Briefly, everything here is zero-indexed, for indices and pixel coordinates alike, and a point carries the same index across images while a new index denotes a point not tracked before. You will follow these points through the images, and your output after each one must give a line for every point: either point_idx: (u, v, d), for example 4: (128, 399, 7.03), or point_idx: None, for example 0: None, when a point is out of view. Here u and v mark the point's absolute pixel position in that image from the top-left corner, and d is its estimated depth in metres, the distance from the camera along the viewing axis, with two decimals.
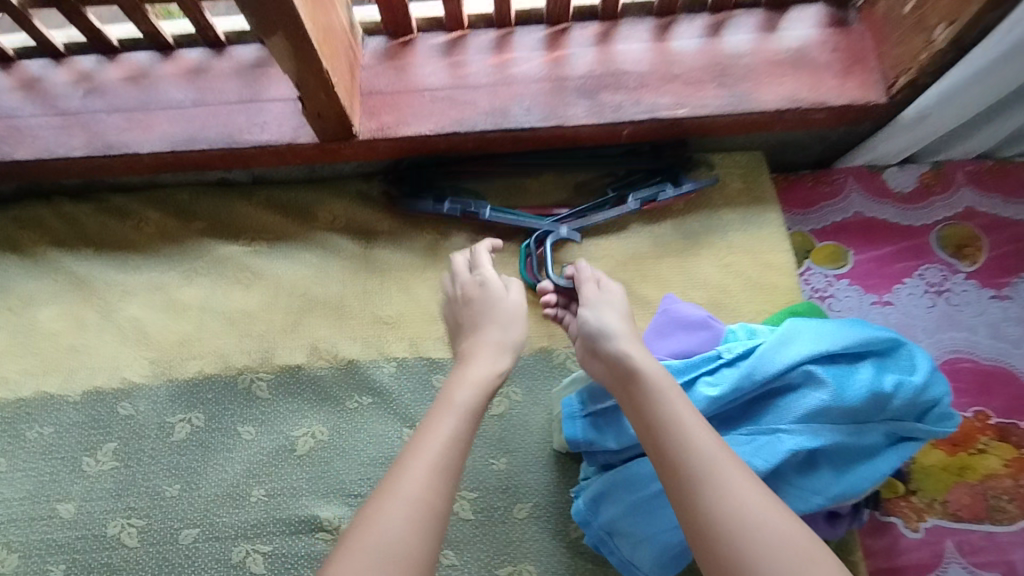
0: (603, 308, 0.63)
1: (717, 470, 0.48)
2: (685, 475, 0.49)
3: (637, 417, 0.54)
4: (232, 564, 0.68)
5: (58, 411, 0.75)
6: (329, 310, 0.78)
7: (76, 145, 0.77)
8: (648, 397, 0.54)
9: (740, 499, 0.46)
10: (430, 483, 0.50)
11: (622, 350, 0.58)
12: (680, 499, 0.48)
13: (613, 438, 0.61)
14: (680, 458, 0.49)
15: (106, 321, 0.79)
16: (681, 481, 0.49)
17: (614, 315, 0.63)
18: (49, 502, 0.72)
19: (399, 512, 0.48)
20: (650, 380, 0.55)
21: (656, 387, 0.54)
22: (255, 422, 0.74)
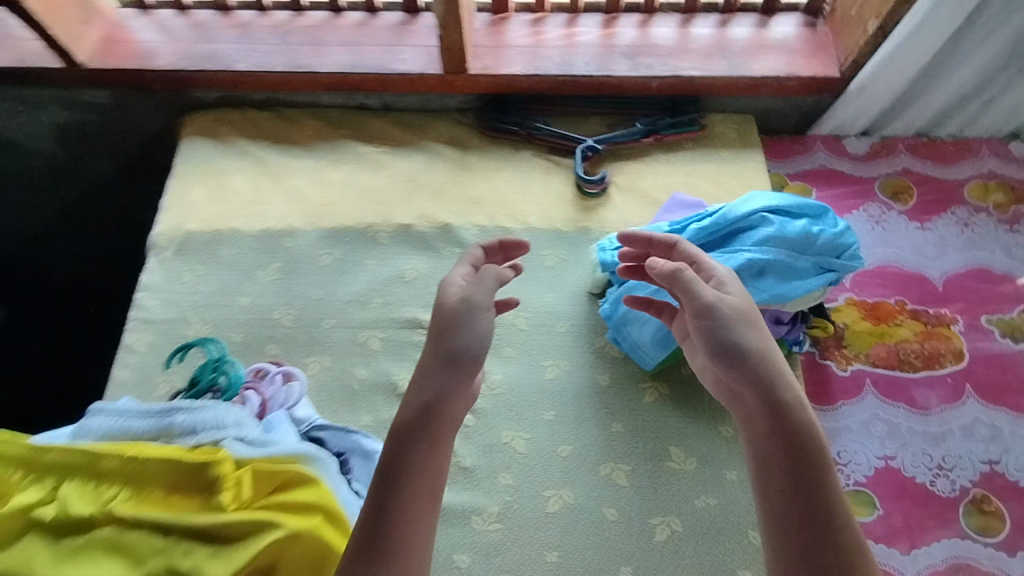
0: (750, 323, 0.70)
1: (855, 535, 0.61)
2: (833, 528, 0.61)
3: (790, 459, 0.64)
4: (358, 342, 0.98)
5: (241, 239, 1.07)
6: (433, 191, 1.10)
7: (276, 64, 1.12)
8: (809, 449, 0.65)
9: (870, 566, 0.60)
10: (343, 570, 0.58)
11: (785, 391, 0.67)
12: (823, 550, 0.60)
13: None
14: (833, 515, 0.61)
15: (276, 187, 1.11)
16: (829, 530, 0.61)
17: (755, 328, 0.70)
18: (234, 296, 1.03)
19: None
20: (812, 437, 0.65)
21: (817, 442, 0.65)
22: (377, 257, 1.05)
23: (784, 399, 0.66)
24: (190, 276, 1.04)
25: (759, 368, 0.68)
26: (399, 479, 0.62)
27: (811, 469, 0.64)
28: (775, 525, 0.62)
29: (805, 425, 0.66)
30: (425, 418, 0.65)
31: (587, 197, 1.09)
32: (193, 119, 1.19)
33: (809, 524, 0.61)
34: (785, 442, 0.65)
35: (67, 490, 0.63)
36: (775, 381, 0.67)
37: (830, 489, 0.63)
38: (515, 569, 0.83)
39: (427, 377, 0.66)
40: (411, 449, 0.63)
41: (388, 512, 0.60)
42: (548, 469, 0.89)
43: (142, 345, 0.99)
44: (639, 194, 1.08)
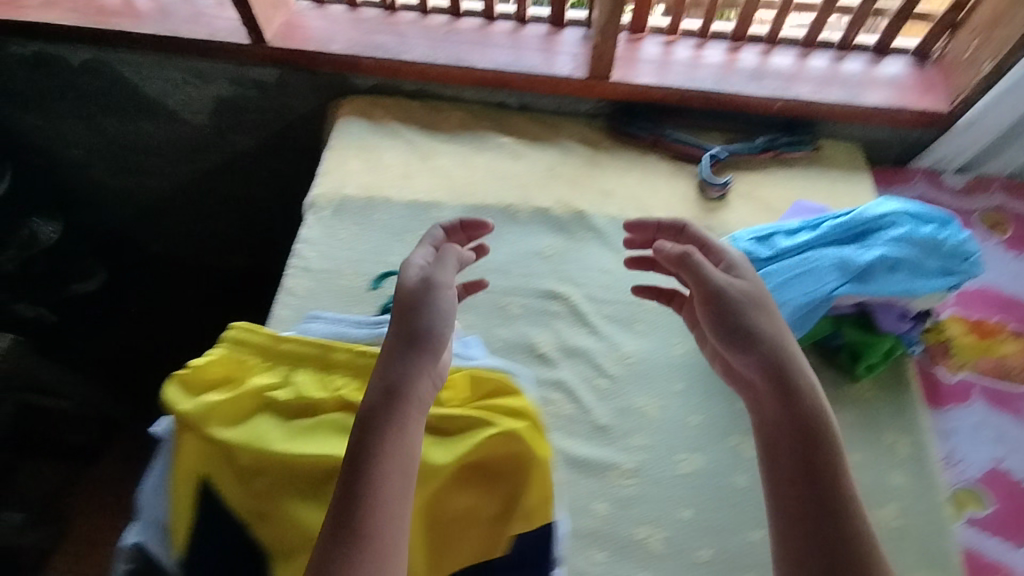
0: (761, 312, 0.79)
1: (855, 509, 0.69)
2: (836, 500, 0.69)
3: (796, 438, 0.72)
4: (499, 306, 1.06)
5: (391, 207, 1.17)
6: (568, 181, 1.20)
7: (438, 57, 1.25)
8: (813, 430, 0.72)
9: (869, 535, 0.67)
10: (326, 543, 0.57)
11: (791, 374, 0.74)
12: (826, 518, 0.68)
13: (767, 246, 0.99)
14: (837, 488, 0.69)
15: (424, 164, 1.22)
16: (833, 501, 0.69)
17: (766, 316, 0.78)
18: (385, 255, 1.11)
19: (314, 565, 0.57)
20: (820, 420, 0.73)
21: (823, 426, 0.72)
22: (517, 233, 1.14)
23: (795, 385, 0.74)
24: (346, 234, 1.14)
25: (767, 350, 0.76)
26: (376, 467, 0.61)
27: (821, 452, 0.71)
28: (786, 497, 0.70)
29: (816, 410, 0.73)
30: (405, 404, 0.65)
31: (709, 200, 1.18)
32: (350, 101, 1.31)
33: (814, 502, 0.69)
34: (795, 422, 0.73)
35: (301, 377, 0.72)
36: (790, 370, 0.74)
37: (834, 466, 0.71)
38: (651, 522, 0.88)
39: (397, 356, 0.67)
40: (387, 439, 0.62)
41: (357, 497, 0.59)
42: (678, 435, 0.95)
43: (301, 290, 1.08)
44: (758, 200, 1.18)
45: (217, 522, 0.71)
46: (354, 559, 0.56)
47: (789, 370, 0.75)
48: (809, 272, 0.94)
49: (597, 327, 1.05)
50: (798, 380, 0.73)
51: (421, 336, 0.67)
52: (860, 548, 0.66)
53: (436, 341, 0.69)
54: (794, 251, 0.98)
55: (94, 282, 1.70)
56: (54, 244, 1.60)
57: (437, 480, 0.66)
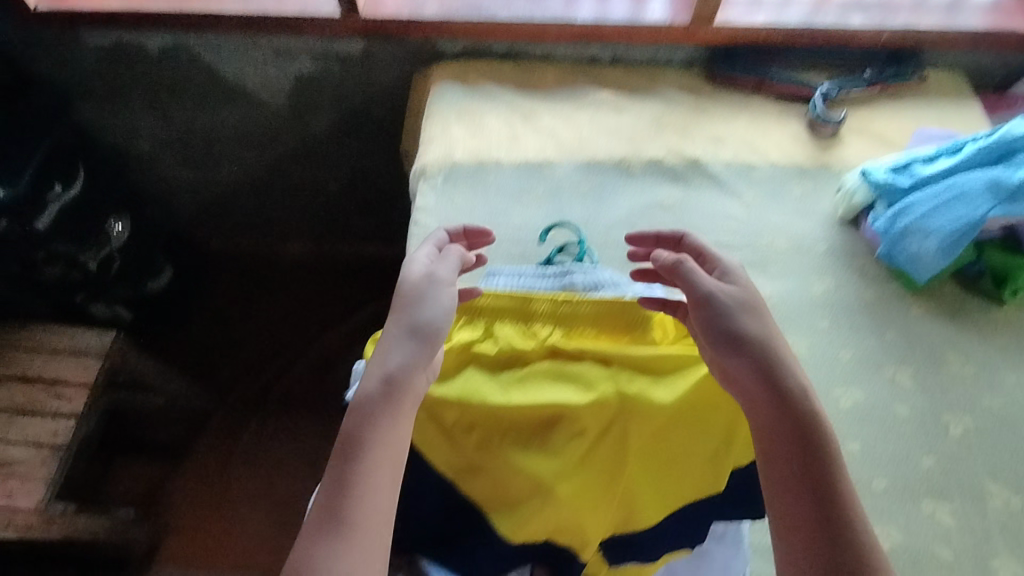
0: (753, 312, 0.68)
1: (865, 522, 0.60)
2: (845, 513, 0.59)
3: (794, 447, 0.62)
4: (631, 258, 1.06)
5: (503, 170, 1.15)
6: (676, 131, 1.19)
7: (533, 15, 1.24)
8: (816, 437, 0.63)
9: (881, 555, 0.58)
10: (317, 530, 0.59)
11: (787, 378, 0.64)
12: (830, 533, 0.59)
13: (905, 176, 1.00)
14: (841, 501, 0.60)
15: (528, 125, 1.21)
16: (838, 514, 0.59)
17: (756, 316, 0.68)
18: (505, 217, 1.11)
19: (299, 554, 0.59)
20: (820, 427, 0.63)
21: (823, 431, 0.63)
22: (634, 187, 1.14)
23: (787, 383, 0.64)
24: (461, 200, 1.13)
25: (756, 350, 0.65)
26: (363, 464, 0.62)
27: (817, 456, 0.62)
28: (790, 514, 0.60)
29: (809, 407, 0.64)
30: (393, 406, 0.64)
31: (819, 139, 1.17)
32: (441, 68, 1.30)
33: (813, 510, 0.60)
34: (793, 430, 0.63)
35: (504, 330, 0.74)
36: (778, 366, 0.65)
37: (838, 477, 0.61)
38: None
39: (393, 351, 0.67)
40: (378, 437, 0.63)
41: (346, 491, 0.61)
42: (833, 371, 0.95)
43: None
44: (870, 135, 1.17)
45: (426, 482, 0.70)
46: (329, 548, 0.58)
47: (779, 373, 0.65)
48: (958, 197, 0.94)
49: None
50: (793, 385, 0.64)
51: (420, 332, 0.67)
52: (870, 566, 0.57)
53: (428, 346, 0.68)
54: (935, 179, 0.98)
55: (163, 280, 1.63)
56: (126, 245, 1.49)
57: (661, 419, 0.67)
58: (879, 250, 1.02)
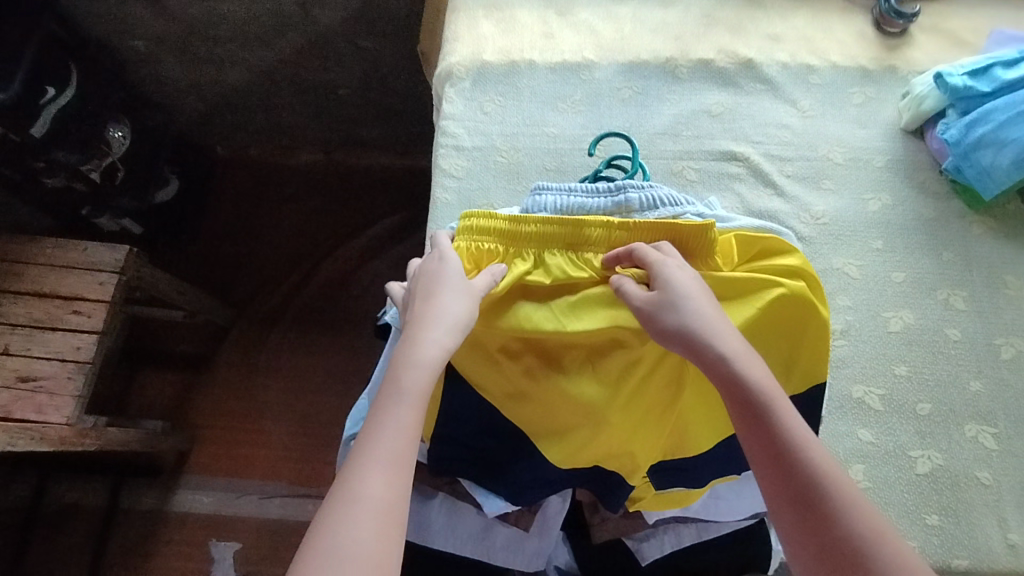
0: (683, 291, 0.60)
1: (838, 485, 0.53)
2: (811, 482, 0.53)
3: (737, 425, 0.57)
4: (674, 172, 0.99)
5: (535, 71, 1.05)
6: (728, 27, 1.07)
7: None
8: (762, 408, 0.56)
9: (860, 515, 0.51)
10: (379, 488, 0.51)
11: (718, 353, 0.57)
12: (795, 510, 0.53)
13: (986, 80, 0.90)
14: (802, 470, 0.54)
15: (563, 20, 1.09)
16: (802, 489, 0.53)
17: (690, 294, 0.60)
18: (539, 126, 1.02)
19: (355, 519, 0.49)
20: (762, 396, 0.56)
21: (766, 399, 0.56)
22: (679, 92, 1.04)
23: (718, 357, 0.57)
24: (491, 107, 1.03)
25: (683, 332, 0.59)
26: (407, 405, 0.55)
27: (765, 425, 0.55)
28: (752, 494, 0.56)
29: (743, 375, 0.57)
30: (438, 352, 0.59)
31: (887, 38, 1.06)
32: None
33: (772, 486, 0.54)
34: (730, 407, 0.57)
35: (554, 258, 0.68)
36: (712, 341, 0.58)
37: (795, 445, 0.54)
38: (867, 381, 0.86)
39: (444, 337, 0.59)
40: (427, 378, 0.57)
41: (390, 432, 0.54)
42: (884, 292, 0.91)
43: (459, 170, 0.99)
44: (943, 33, 1.05)
45: (469, 408, 0.68)
46: (380, 480, 0.51)
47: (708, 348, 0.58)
48: None
49: (783, 188, 0.97)
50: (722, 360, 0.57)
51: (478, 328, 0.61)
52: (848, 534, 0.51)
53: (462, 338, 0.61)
54: (1019, 83, 0.88)
55: (171, 190, 1.57)
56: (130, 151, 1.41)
57: None
58: (946, 163, 0.95)
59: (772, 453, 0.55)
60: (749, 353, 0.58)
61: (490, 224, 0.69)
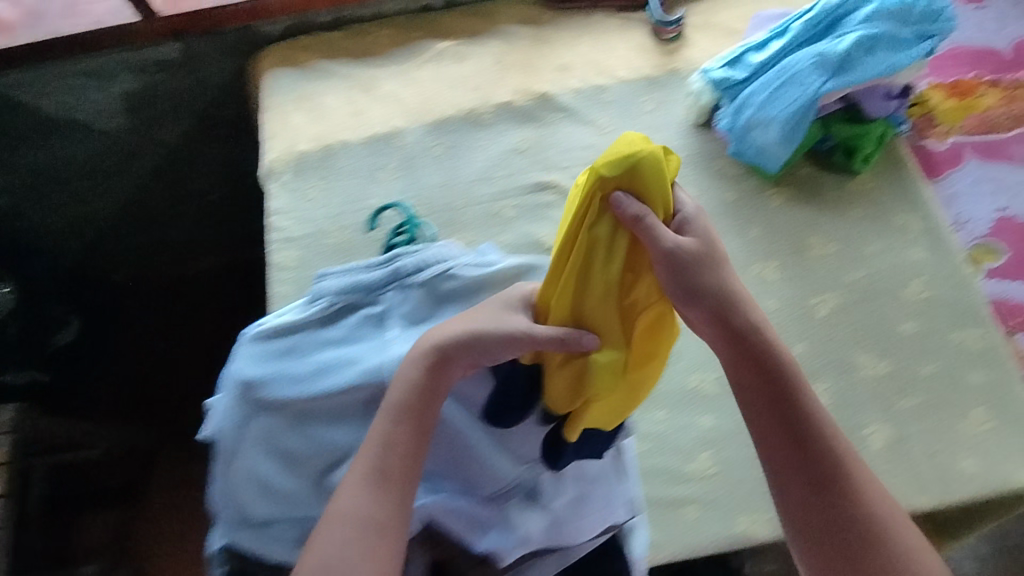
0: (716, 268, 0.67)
1: (841, 440, 0.67)
2: (823, 435, 0.66)
3: (768, 383, 0.68)
4: (494, 214, 1.04)
5: (351, 149, 1.11)
6: (520, 68, 1.14)
7: None
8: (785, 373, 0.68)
9: (859, 465, 0.66)
10: (354, 499, 0.62)
11: (752, 324, 0.68)
12: (810, 453, 0.66)
13: (740, 68, 0.97)
14: (817, 425, 0.67)
15: (368, 95, 1.15)
16: (817, 440, 0.66)
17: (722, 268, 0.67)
18: (361, 200, 1.07)
19: (336, 530, 0.61)
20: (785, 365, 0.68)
21: (788, 368, 0.68)
22: (487, 137, 1.10)
23: (746, 328, 0.68)
24: (314, 192, 1.08)
25: (728, 310, 0.67)
26: (388, 419, 0.64)
27: (787, 386, 0.68)
28: (769, 442, 0.67)
29: (770, 347, 0.68)
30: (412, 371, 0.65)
31: (666, 43, 1.13)
32: (267, 54, 1.21)
33: (792, 436, 0.66)
34: (759, 370, 0.68)
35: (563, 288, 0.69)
36: (732, 311, 0.68)
37: (811, 407, 0.67)
38: (700, 369, 0.91)
39: (430, 359, 0.65)
40: (406, 390, 0.65)
41: (373, 442, 0.64)
42: None
43: (292, 260, 1.03)
44: (714, 27, 1.13)
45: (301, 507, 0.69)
46: (363, 498, 0.62)
47: (742, 322, 0.68)
48: (788, 79, 0.92)
49: None
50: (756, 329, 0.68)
51: (468, 354, 0.65)
52: (850, 482, 0.65)
53: (468, 355, 0.65)
54: (769, 64, 0.95)
55: (69, 333, 1.52)
56: (16, 308, 1.41)
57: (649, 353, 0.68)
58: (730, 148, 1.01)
59: (795, 409, 0.67)
60: (765, 326, 0.69)
61: (619, 138, 0.63)
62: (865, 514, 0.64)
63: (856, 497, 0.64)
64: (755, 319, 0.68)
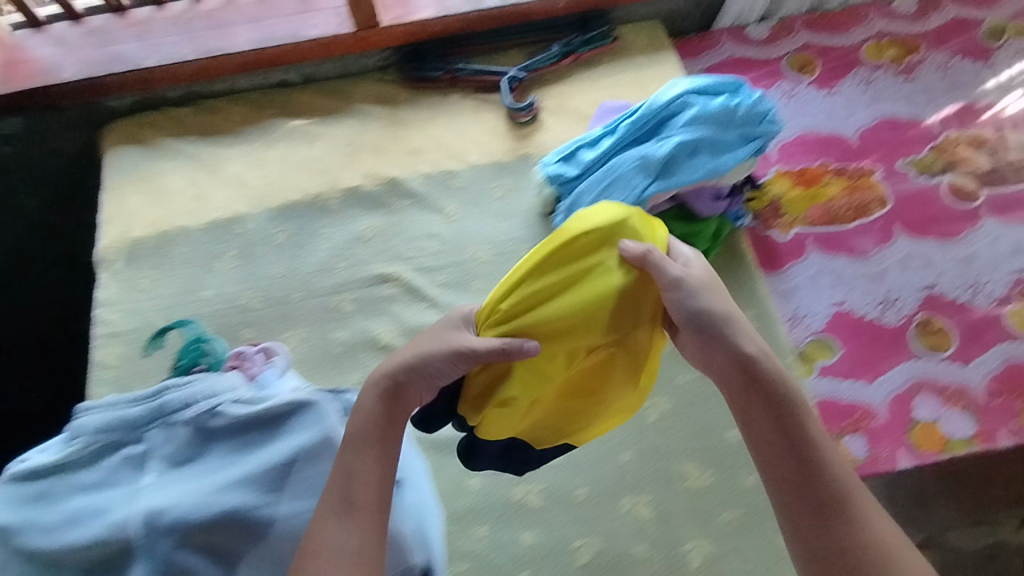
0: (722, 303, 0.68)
1: (849, 478, 0.63)
2: (828, 469, 0.63)
3: (775, 415, 0.64)
4: (331, 307, 1.00)
5: (191, 236, 1.07)
6: (371, 150, 1.11)
7: (186, 53, 1.11)
8: (796, 405, 0.65)
9: (869, 506, 0.62)
10: (334, 532, 0.59)
11: (750, 352, 0.65)
12: (822, 490, 0.62)
13: (573, 165, 0.94)
14: (824, 460, 0.63)
15: (213, 176, 1.11)
16: (826, 476, 0.63)
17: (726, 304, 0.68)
18: (195, 291, 1.03)
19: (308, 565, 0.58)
20: (792, 397, 0.65)
21: (796, 401, 0.65)
22: (332, 224, 1.06)
23: (749, 359, 0.65)
24: (147, 281, 1.04)
25: (724, 338, 0.66)
26: (348, 449, 0.63)
27: (793, 418, 0.64)
28: (775, 477, 0.64)
29: (778, 377, 0.65)
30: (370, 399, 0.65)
31: (520, 126, 1.11)
32: (113, 129, 1.17)
33: (800, 470, 0.63)
34: (768, 402, 0.64)
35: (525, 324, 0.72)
36: (736, 337, 0.66)
37: (817, 441, 0.64)
38: (525, 480, 0.88)
39: (376, 386, 0.65)
40: (362, 420, 0.64)
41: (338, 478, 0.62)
42: None
43: (114, 358, 0.98)
44: (568, 112, 1.12)
45: None
46: (336, 530, 0.59)
47: (750, 351, 0.65)
48: (615, 180, 0.90)
49: (436, 299, 1.00)
50: (756, 357, 0.65)
51: (415, 377, 0.65)
52: (857, 523, 0.61)
53: (422, 381, 0.65)
54: (599, 162, 0.93)
55: None
56: None
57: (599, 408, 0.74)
58: None
59: (801, 443, 0.64)
60: (773, 354, 0.67)
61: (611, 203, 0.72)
62: (879, 555, 0.60)
63: (868, 539, 0.61)
64: (764, 346, 0.67)
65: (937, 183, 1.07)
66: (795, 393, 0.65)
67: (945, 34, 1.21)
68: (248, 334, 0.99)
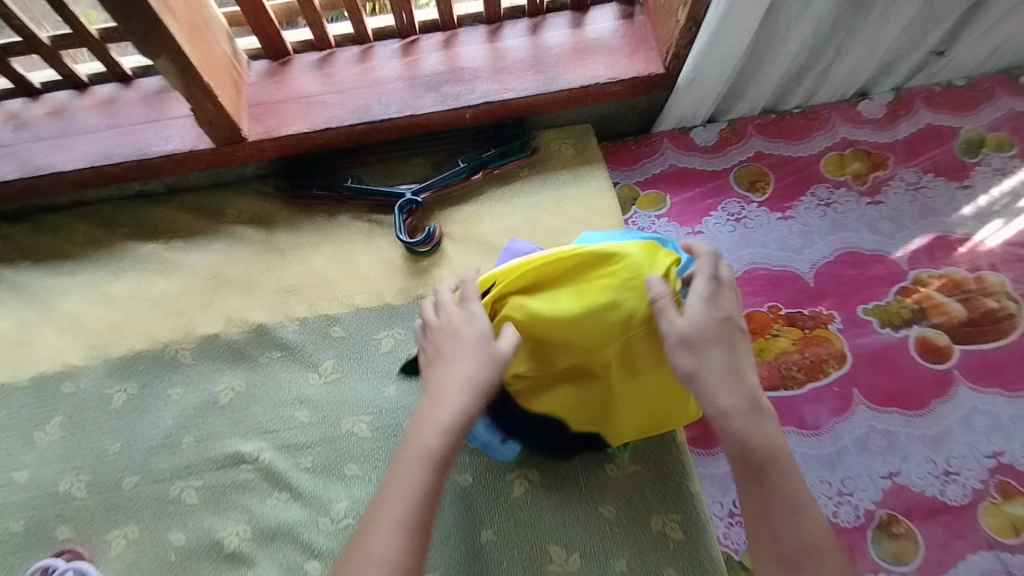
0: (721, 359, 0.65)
1: (822, 543, 0.60)
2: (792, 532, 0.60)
3: (748, 470, 0.62)
4: (169, 499, 0.81)
5: (9, 396, 0.88)
6: (238, 288, 0.93)
7: (9, 169, 0.92)
8: (771, 463, 0.62)
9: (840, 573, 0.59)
10: (395, 547, 0.58)
11: (720, 408, 0.63)
12: (783, 552, 0.59)
13: None
14: (795, 520, 0.60)
15: (46, 318, 0.92)
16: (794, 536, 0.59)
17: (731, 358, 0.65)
18: (5, 472, 0.84)
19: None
20: (772, 454, 0.62)
21: (774, 457, 0.62)
22: (182, 384, 0.88)
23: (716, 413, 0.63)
24: None
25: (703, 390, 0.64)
26: (423, 469, 0.61)
27: (765, 474, 0.62)
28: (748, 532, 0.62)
29: (749, 436, 0.62)
30: (453, 414, 0.63)
31: (418, 258, 0.94)
32: None
33: (764, 526, 0.60)
34: (737, 454, 0.62)
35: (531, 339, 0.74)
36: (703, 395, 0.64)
37: (791, 498, 0.61)
38: None
39: (448, 397, 0.64)
40: (449, 442, 0.62)
41: (412, 487, 0.61)
42: None
43: None
44: (474, 241, 0.95)
45: None
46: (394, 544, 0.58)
47: (718, 400, 0.63)
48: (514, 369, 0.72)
49: (301, 490, 0.81)
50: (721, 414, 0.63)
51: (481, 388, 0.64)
52: None
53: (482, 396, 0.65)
54: None
55: None
56: None
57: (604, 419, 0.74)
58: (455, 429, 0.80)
59: (767, 499, 0.61)
60: (756, 405, 0.64)
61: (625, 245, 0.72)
62: None
63: None
64: (730, 405, 0.63)
65: (904, 337, 0.91)
66: (777, 450, 0.62)
67: (916, 146, 1.06)
68: (65, 532, 0.80)
